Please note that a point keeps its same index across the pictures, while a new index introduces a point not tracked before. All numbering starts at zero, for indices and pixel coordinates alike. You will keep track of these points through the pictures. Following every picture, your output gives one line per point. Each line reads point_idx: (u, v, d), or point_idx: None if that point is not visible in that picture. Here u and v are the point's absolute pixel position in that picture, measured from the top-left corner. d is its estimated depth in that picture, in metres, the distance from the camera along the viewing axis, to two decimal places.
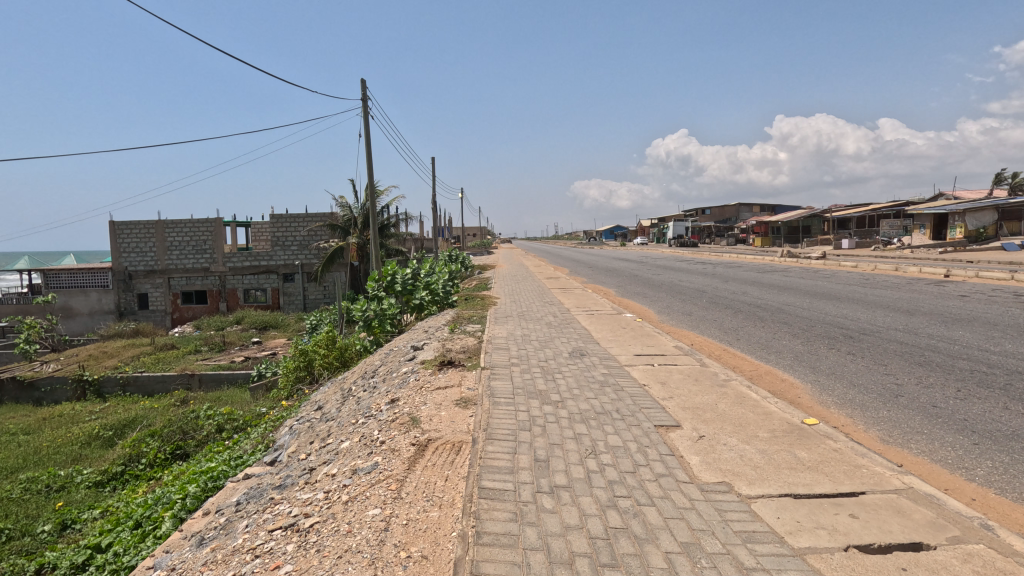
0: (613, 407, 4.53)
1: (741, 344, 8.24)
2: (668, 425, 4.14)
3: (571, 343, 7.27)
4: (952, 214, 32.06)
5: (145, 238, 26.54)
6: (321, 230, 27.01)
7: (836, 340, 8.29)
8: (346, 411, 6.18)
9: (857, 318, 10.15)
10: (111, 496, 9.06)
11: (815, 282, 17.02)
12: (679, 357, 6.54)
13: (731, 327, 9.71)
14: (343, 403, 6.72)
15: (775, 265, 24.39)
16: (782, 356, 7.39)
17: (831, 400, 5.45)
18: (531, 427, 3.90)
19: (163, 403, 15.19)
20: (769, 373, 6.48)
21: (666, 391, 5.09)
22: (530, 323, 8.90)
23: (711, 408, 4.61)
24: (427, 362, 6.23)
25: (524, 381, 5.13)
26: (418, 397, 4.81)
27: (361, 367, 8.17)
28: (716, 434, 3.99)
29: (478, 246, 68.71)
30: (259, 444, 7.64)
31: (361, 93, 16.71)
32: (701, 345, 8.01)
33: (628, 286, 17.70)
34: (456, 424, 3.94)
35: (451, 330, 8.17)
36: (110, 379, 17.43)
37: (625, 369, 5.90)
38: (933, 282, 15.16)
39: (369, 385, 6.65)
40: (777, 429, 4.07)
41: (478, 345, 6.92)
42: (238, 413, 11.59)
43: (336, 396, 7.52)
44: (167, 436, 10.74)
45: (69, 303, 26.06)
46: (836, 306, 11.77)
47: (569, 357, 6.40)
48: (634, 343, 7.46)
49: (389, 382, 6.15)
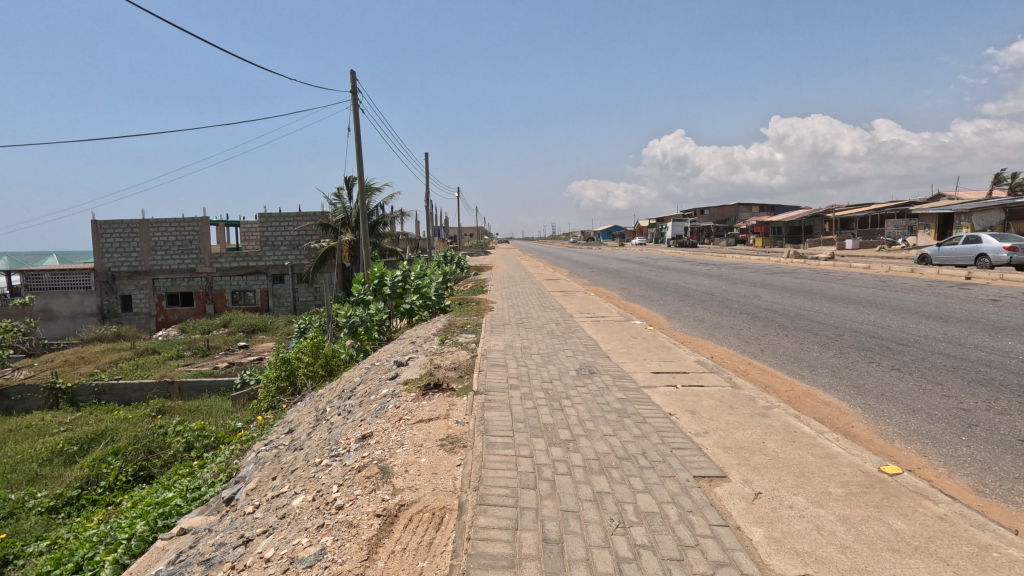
0: (638, 448, 3.62)
1: (768, 357, 7.32)
2: (711, 477, 3.23)
3: (578, 358, 6.32)
4: (958, 214, 31.57)
5: (128, 238, 25.52)
6: (312, 229, 26.13)
7: (873, 352, 7.41)
8: (315, 442, 5.23)
9: (888, 326, 9.28)
10: (63, 526, 8.10)
11: (830, 284, 16.18)
12: (704, 376, 5.63)
13: (752, 335, 8.85)
14: (313, 430, 5.77)
15: (783, 266, 23.51)
16: (818, 373, 6.49)
17: (893, 431, 4.54)
18: (536, 484, 2.99)
19: (136, 415, 14.20)
20: (809, 396, 5.57)
21: (698, 424, 4.18)
22: (531, 331, 8.00)
23: (758, 448, 3.69)
24: (410, 384, 5.29)
25: (525, 412, 4.20)
26: (395, 434, 3.88)
27: (339, 384, 7.23)
28: (776, 490, 3.08)
29: (474, 246, 67.64)
30: (221, 473, 6.68)
31: (350, 82, 15.88)
32: (724, 359, 7.09)
33: (633, 289, 16.85)
34: (438, 480, 3.01)
35: (442, 341, 7.21)
36: (84, 388, 16.47)
37: (643, 392, 4.98)
38: (955, 285, 14.34)
39: (344, 409, 5.72)
40: (852, 482, 3.17)
41: (470, 360, 6.00)
42: (211, 428, 10.62)
43: (309, 418, 6.59)
44: (130, 455, 9.78)
45: (50, 305, 24.95)
46: (860, 312, 10.89)
47: (576, 376, 5.46)
48: (650, 357, 6.53)
49: (365, 409, 5.20)
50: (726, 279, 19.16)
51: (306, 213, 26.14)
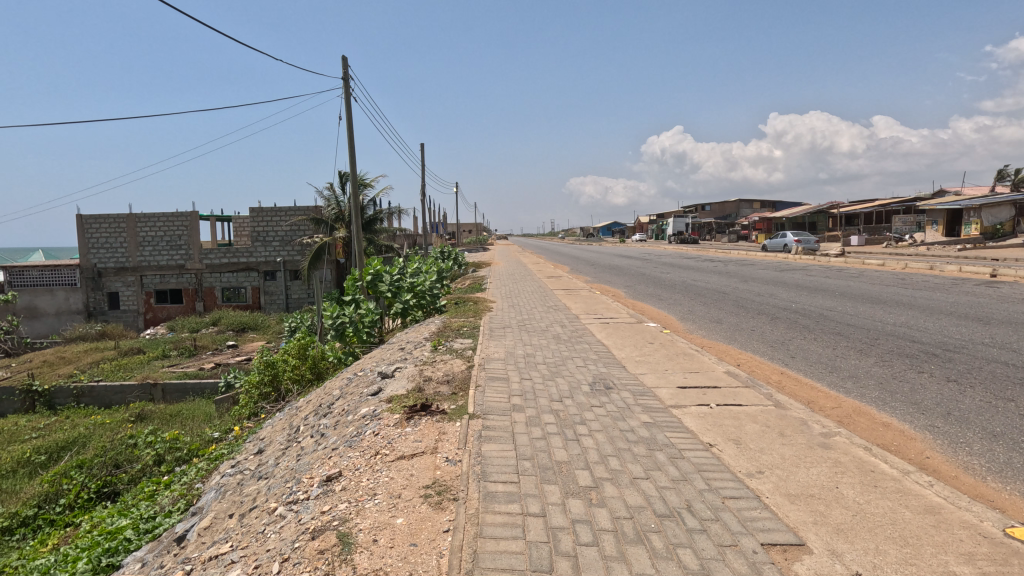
0: (681, 500, 2.80)
1: (801, 366, 6.49)
2: (787, 546, 2.41)
3: (590, 369, 5.47)
4: (966, 209, 30.65)
5: (115, 233, 24.61)
6: (304, 224, 25.23)
7: (918, 359, 6.59)
8: (281, 473, 4.40)
9: (926, 329, 8.42)
10: (13, 550, 7.24)
11: (846, 282, 15.38)
12: (739, 393, 4.79)
13: (777, 339, 8.04)
14: (282, 455, 4.93)
15: (793, 263, 22.62)
16: (864, 386, 5.65)
17: (980, 464, 3.70)
18: (553, 563, 2.17)
19: (113, 420, 13.33)
20: (862, 415, 4.74)
21: (749, 461, 3.36)
22: (535, 336, 7.19)
23: (834, 498, 2.87)
24: (395, 402, 4.45)
25: (533, 445, 3.37)
26: (367, 477, 3.04)
27: (319, 396, 6.38)
28: (879, 568, 2.26)
29: (473, 243, 66.63)
30: (180, 500, 5.80)
31: (342, 67, 15.05)
32: (754, 368, 6.26)
33: (640, 287, 16.01)
34: (418, 557, 2.20)
35: (435, 348, 6.34)
36: (62, 390, 15.56)
37: (673, 416, 4.15)
38: (981, 283, 13.50)
39: (318, 431, 4.89)
40: (977, 555, 2.34)
41: (466, 372, 5.17)
42: (185, 438, 9.73)
43: (282, 436, 5.76)
44: (95, 468, 8.88)
45: (33, 302, 23.89)
46: (889, 313, 10.03)
47: (590, 393, 4.61)
48: (672, 367, 5.70)
49: (340, 433, 4.36)
50: (736, 276, 18.28)
51: (298, 208, 25.22)
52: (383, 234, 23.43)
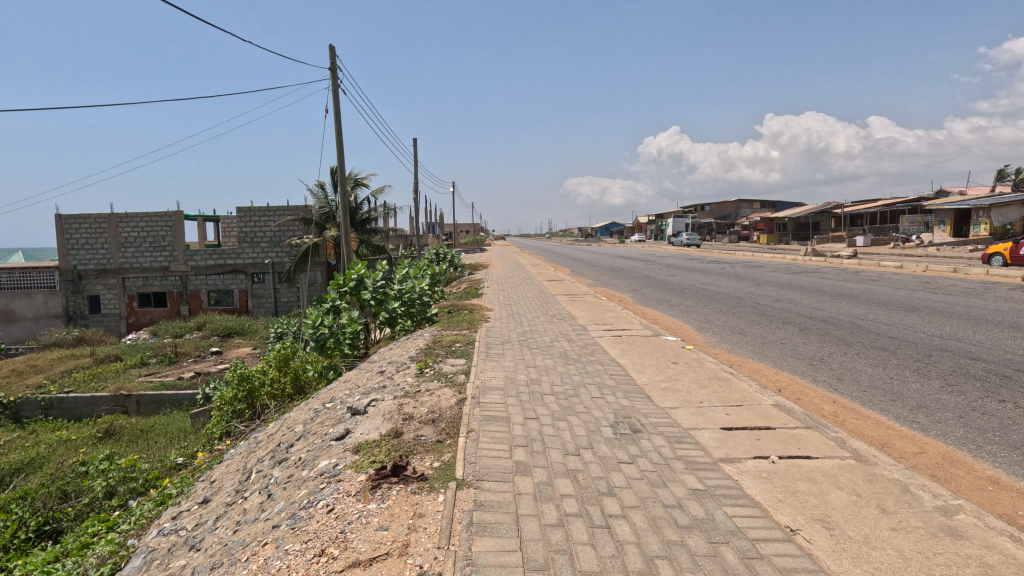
0: None
1: (856, 392, 5.46)
2: None
3: (608, 402, 4.45)
4: (976, 209, 29.67)
5: (96, 234, 23.48)
6: (294, 224, 24.14)
7: (991, 385, 5.54)
8: (210, 550, 3.34)
9: (980, 342, 7.40)
10: None
11: (867, 286, 14.37)
12: (803, 438, 3.79)
13: (815, 356, 7.00)
14: (223, 517, 3.89)
15: (803, 265, 21.59)
16: (942, 421, 4.61)
17: None
18: None
19: (78, 436, 12.22)
20: (959, 467, 3.69)
21: (858, 562, 2.33)
22: (540, 355, 6.15)
23: None
24: (363, 455, 3.43)
25: (549, 542, 2.34)
26: None
27: (284, 429, 5.35)
28: None
29: (470, 245, 65.36)
30: (105, 562, 4.71)
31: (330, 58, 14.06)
32: (801, 397, 5.22)
33: (648, 292, 14.94)
34: None
35: (420, 373, 5.29)
36: (29, 402, 14.45)
37: (730, 480, 3.11)
38: (1017, 288, 12.49)
39: (266, 488, 3.83)
40: None
41: (457, 409, 4.13)
42: (143, 465, 8.68)
43: (233, 482, 4.73)
44: (38, 501, 7.78)
45: (11, 305, 22.49)
46: (929, 322, 9.01)
47: (615, 441, 3.58)
48: (709, 398, 4.69)
49: (289, 498, 3.32)
50: (748, 279, 17.25)
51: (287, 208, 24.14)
52: (377, 235, 22.40)
